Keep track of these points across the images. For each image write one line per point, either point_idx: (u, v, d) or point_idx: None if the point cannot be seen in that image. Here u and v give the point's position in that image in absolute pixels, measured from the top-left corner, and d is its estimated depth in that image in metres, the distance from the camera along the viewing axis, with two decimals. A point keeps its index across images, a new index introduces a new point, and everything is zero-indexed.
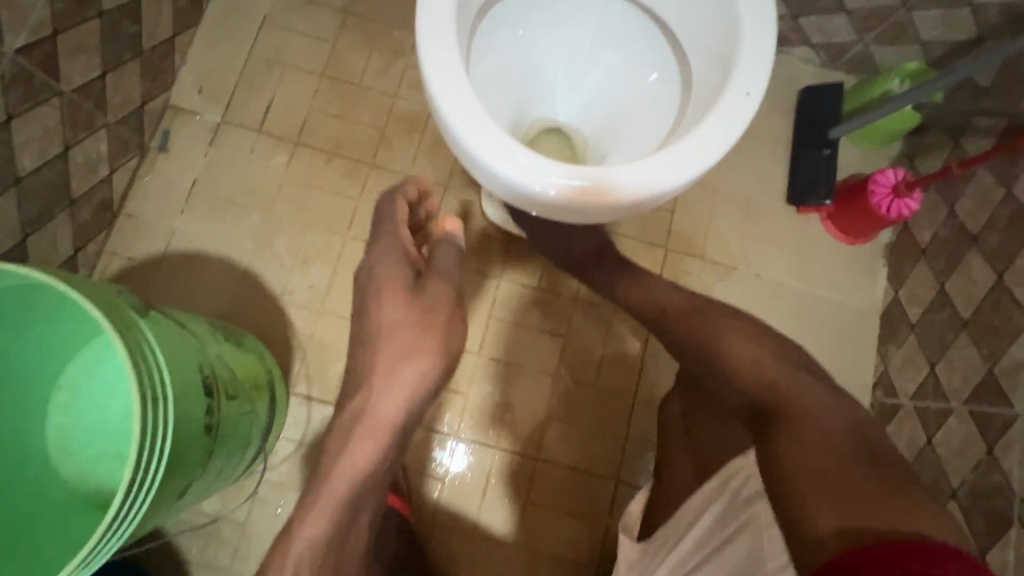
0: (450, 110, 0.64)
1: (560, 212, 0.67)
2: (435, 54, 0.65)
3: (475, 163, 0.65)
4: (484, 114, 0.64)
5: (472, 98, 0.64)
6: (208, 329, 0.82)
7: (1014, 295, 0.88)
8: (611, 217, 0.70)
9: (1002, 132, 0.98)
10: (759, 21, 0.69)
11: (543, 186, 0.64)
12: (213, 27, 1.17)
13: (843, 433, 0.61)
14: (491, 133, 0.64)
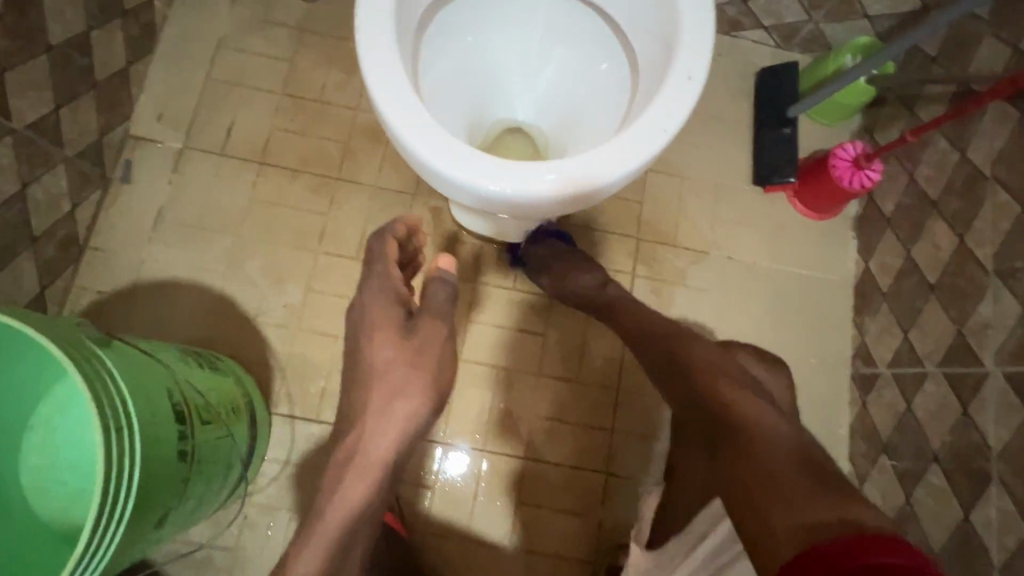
0: (402, 126, 0.64)
1: (529, 209, 0.67)
2: (381, 73, 0.65)
3: (426, 169, 0.65)
4: (430, 121, 0.64)
5: (416, 106, 0.65)
6: (179, 356, 0.81)
7: (976, 256, 0.89)
8: (581, 206, 0.70)
9: (953, 96, 0.99)
10: (697, 5, 0.70)
11: (507, 186, 0.64)
12: (168, 55, 1.17)
13: (784, 446, 0.68)
14: (446, 143, 0.64)
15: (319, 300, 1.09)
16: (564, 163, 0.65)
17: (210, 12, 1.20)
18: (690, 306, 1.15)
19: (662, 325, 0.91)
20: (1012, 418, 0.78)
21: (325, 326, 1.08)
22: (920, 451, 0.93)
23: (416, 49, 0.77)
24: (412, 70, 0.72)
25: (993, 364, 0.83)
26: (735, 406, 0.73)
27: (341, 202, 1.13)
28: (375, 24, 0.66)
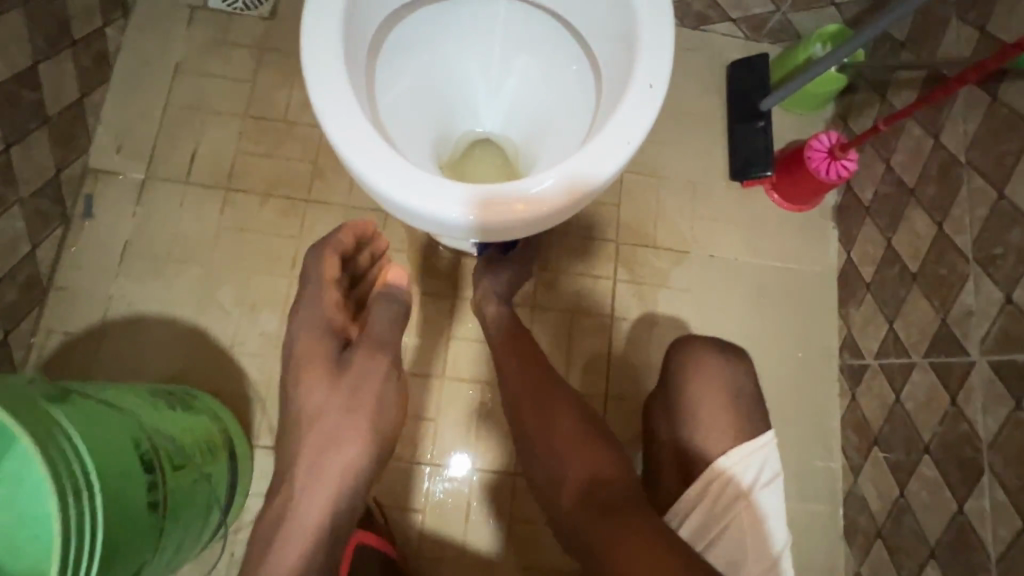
0: (365, 167, 0.62)
1: (512, 233, 0.65)
2: (335, 112, 0.62)
3: (385, 199, 0.63)
4: (385, 149, 0.62)
5: (371, 135, 0.62)
6: (148, 399, 0.79)
7: (955, 243, 0.88)
8: (563, 219, 0.68)
9: (923, 82, 0.98)
10: (655, 9, 0.68)
11: (484, 215, 0.62)
12: (125, 83, 1.14)
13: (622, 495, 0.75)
14: (413, 180, 0.62)
15: None
16: (540, 181, 0.63)
17: (166, 36, 1.16)
18: (673, 308, 1.14)
19: (517, 371, 0.88)
20: (1000, 407, 0.78)
21: None
22: (911, 442, 0.92)
23: (371, 73, 0.74)
24: (366, 100, 0.70)
25: (978, 353, 0.82)
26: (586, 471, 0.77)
27: (312, 224, 1.11)
28: (323, 57, 0.64)
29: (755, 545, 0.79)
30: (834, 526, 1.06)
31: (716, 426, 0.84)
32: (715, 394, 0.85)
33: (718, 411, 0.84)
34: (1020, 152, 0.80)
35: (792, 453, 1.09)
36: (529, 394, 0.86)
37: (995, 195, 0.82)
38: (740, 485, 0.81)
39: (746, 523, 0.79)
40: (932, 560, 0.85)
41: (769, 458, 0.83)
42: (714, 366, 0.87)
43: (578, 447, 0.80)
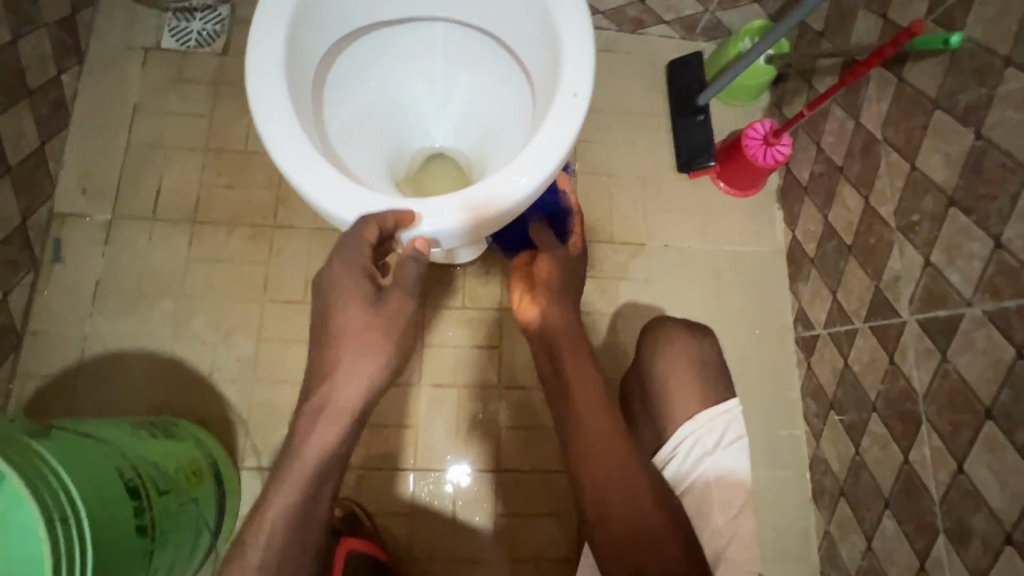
0: (320, 196, 0.66)
1: (486, 227, 0.71)
2: (284, 144, 0.66)
3: (340, 222, 0.68)
4: (334, 174, 0.67)
5: (319, 162, 0.67)
6: (130, 430, 0.81)
7: (880, 215, 0.95)
8: (510, 219, 0.74)
9: (841, 67, 1.05)
10: (573, 20, 0.73)
11: (456, 219, 0.67)
12: (85, 127, 1.16)
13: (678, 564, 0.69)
14: (372, 202, 0.67)
15: (272, 349, 1.09)
16: (504, 178, 0.69)
17: (122, 78, 1.19)
18: (635, 298, 1.19)
19: (583, 385, 0.78)
20: (930, 361, 0.84)
21: (282, 373, 1.08)
22: (861, 403, 0.98)
23: (317, 102, 0.79)
24: (314, 127, 0.74)
25: (908, 314, 0.88)
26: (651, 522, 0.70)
27: (281, 248, 1.14)
28: (267, 91, 0.67)
29: (721, 497, 0.86)
30: (803, 489, 1.12)
31: (683, 392, 0.91)
32: (684, 363, 0.92)
33: (686, 379, 0.91)
34: (924, 128, 0.86)
35: (758, 424, 1.15)
36: (588, 418, 0.76)
37: (909, 166, 0.89)
38: (707, 444, 0.88)
39: (704, 483, 0.86)
40: (888, 510, 0.91)
41: (733, 420, 0.90)
42: (681, 338, 0.95)
43: (636, 483, 0.72)
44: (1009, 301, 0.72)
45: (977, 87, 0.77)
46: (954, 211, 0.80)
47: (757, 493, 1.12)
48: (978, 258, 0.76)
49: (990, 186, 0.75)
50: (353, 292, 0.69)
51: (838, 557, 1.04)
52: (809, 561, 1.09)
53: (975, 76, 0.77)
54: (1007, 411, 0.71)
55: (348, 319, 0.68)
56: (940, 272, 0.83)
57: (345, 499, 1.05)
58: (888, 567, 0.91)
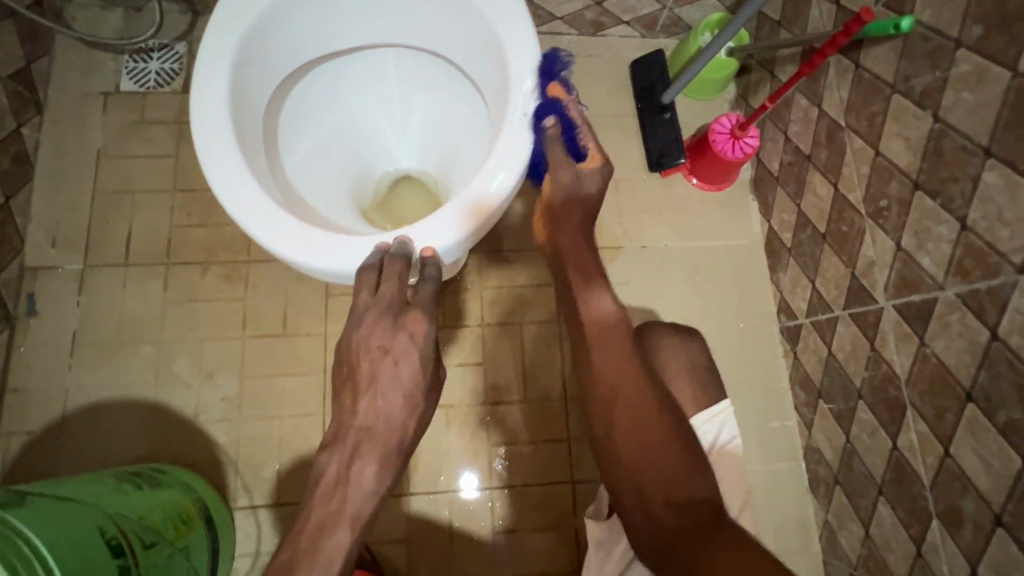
0: (275, 243, 0.65)
1: (474, 239, 0.71)
2: (235, 194, 0.66)
3: (297, 265, 0.67)
4: (286, 218, 0.66)
5: (270, 206, 0.66)
6: (112, 485, 0.81)
7: (850, 202, 0.95)
8: (475, 241, 0.73)
9: (801, 56, 1.04)
10: (517, 37, 0.73)
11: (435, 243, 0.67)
12: (50, 177, 1.16)
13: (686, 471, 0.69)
14: (334, 244, 0.66)
15: (256, 385, 1.09)
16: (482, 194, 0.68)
17: (83, 125, 1.19)
18: (617, 302, 1.19)
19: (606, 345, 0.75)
20: (909, 346, 0.83)
21: (268, 408, 1.08)
22: (847, 391, 0.98)
23: (268, 143, 0.78)
24: (267, 169, 0.74)
25: (885, 300, 0.88)
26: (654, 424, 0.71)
27: (258, 281, 1.13)
28: (213, 140, 0.67)
29: (720, 499, 0.85)
30: (799, 480, 1.12)
31: (676, 398, 0.88)
32: (678, 366, 0.90)
33: (680, 384, 0.89)
34: (885, 112, 0.85)
35: (750, 418, 1.15)
36: (618, 374, 0.74)
37: (873, 152, 0.88)
38: (702, 446, 0.87)
39: None
40: (882, 496, 0.91)
41: (726, 423, 0.88)
42: (671, 343, 0.92)
43: (666, 444, 0.70)
44: (979, 282, 0.71)
45: (931, 70, 0.76)
46: (920, 194, 0.80)
47: (753, 487, 1.12)
48: (947, 241, 0.76)
49: (952, 168, 0.74)
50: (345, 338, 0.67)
51: (838, 546, 1.03)
52: (810, 551, 1.09)
53: (928, 58, 0.77)
54: (986, 393, 0.71)
55: (404, 348, 0.65)
56: (912, 257, 0.82)
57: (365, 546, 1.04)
58: (886, 553, 0.91)
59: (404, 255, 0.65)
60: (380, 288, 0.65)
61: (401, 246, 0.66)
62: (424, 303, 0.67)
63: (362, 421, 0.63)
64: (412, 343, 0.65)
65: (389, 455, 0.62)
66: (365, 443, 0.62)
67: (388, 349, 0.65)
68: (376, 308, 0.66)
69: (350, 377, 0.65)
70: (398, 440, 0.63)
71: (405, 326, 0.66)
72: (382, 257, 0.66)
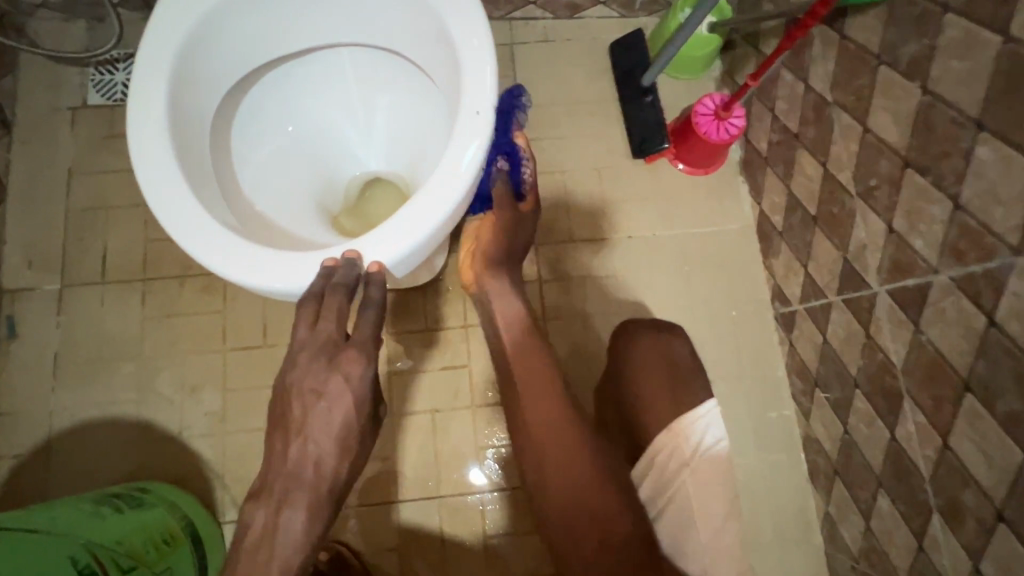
0: (221, 264, 0.63)
1: (432, 247, 0.68)
2: (177, 214, 0.63)
3: (245, 286, 0.64)
4: (230, 238, 0.64)
5: (214, 227, 0.64)
6: (89, 510, 0.80)
7: (839, 181, 0.90)
8: (432, 252, 0.70)
9: (784, 28, 0.98)
10: (467, 28, 0.69)
11: (385, 256, 0.64)
12: (23, 198, 1.14)
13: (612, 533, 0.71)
14: (283, 261, 0.64)
15: (238, 398, 1.07)
16: (437, 202, 0.64)
17: (52, 143, 1.17)
18: (604, 296, 1.15)
19: (537, 411, 0.76)
20: (903, 333, 0.79)
21: (251, 421, 1.06)
22: (844, 380, 0.94)
23: (218, 158, 0.75)
24: (215, 186, 0.71)
25: (878, 285, 0.83)
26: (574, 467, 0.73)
27: (234, 293, 1.12)
28: (151, 159, 0.64)
29: (703, 507, 0.81)
30: (798, 471, 1.09)
31: (648, 398, 0.87)
32: (653, 364, 0.89)
33: (655, 387, 0.87)
34: (872, 86, 0.80)
35: (745, 409, 1.11)
36: (551, 431, 0.75)
37: (861, 128, 0.83)
38: (683, 453, 0.83)
39: (691, 492, 0.81)
40: (881, 489, 0.87)
41: (709, 429, 0.84)
42: (645, 340, 0.92)
43: (595, 508, 0.72)
44: (974, 265, 0.66)
45: (919, 38, 0.71)
46: (910, 171, 0.75)
47: (750, 479, 1.09)
48: (939, 222, 0.71)
49: (942, 143, 0.69)
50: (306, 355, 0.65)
51: (839, 538, 1.00)
52: (811, 543, 1.06)
53: (915, 25, 0.71)
54: (985, 383, 0.66)
55: (338, 392, 0.64)
56: (904, 239, 0.77)
57: (333, 541, 1.03)
58: (888, 547, 0.87)
59: (350, 276, 0.63)
60: (318, 325, 0.64)
61: (349, 264, 0.63)
62: (363, 342, 0.66)
63: (293, 466, 0.62)
64: (348, 386, 0.64)
65: (319, 503, 0.61)
66: (292, 490, 0.61)
67: (321, 393, 0.63)
68: (311, 346, 0.65)
69: (282, 422, 0.63)
70: (329, 487, 0.62)
71: (339, 367, 0.64)
72: (325, 283, 0.63)
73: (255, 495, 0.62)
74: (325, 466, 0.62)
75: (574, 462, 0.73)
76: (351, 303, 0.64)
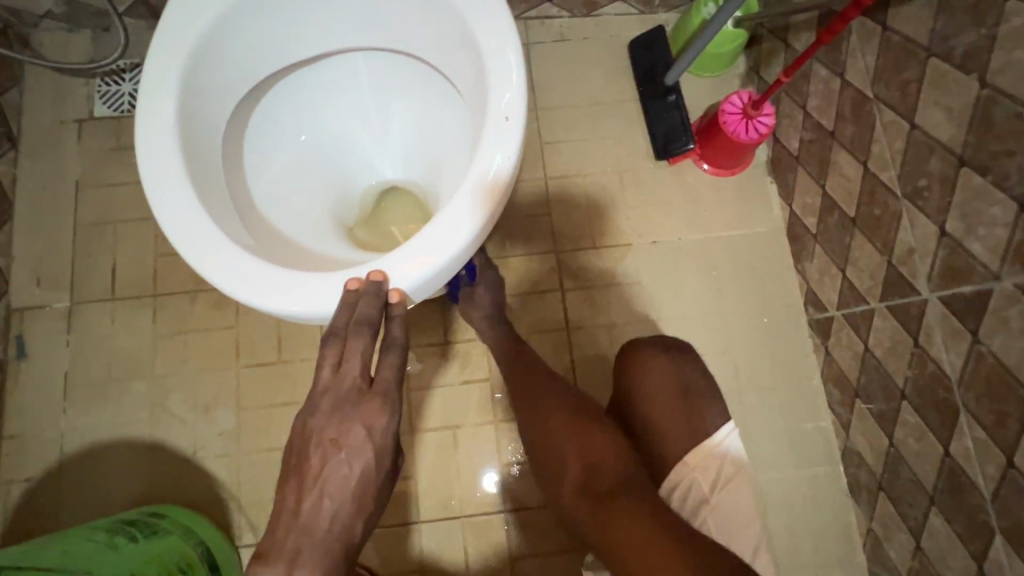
0: (237, 287, 0.59)
1: (459, 264, 0.64)
2: (188, 233, 0.60)
3: (262, 311, 0.61)
4: (246, 259, 0.60)
5: (229, 247, 0.60)
6: (102, 542, 0.77)
7: (882, 182, 0.85)
8: (458, 268, 0.66)
9: (818, 21, 0.94)
10: (493, 29, 0.65)
11: (409, 275, 0.60)
12: (31, 213, 1.12)
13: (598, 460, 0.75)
14: (305, 283, 0.60)
15: (253, 416, 1.04)
16: (465, 216, 0.60)
17: (58, 156, 1.14)
18: (628, 303, 1.11)
19: (527, 382, 0.90)
20: (959, 344, 0.74)
21: (266, 441, 1.03)
22: (889, 391, 0.89)
23: (230, 172, 0.72)
24: (229, 204, 0.68)
25: (928, 291, 0.78)
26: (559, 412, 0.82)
27: (247, 307, 1.08)
28: (161, 176, 0.61)
29: (731, 548, 0.77)
30: (838, 485, 1.04)
31: (669, 431, 0.81)
32: (663, 390, 0.83)
33: (671, 413, 0.82)
34: (920, 80, 0.75)
35: (780, 420, 1.07)
36: (542, 391, 0.87)
37: (908, 125, 0.78)
38: (701, 489, 0.79)
39: (716, 528, 0.77)
40: (934, 507, 0.82)
41: (728, 454, 0.80)
42: (660, 363, 0.85)
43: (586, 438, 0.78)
44: None
45: (976, 27, 0.66)
46: (966, 171, 0.70)
47: (787, 495, 1.04)
48: (1001, 225, 0.66)
49: (1005, 141, 0.64)
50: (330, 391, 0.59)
51: (885, 557, 0.95)
52: (854, 561, 1.01)
53: (972, 14, 0.66)
54: None
55: (359, 443, 0.57)
56: (959, 243, 0.72)
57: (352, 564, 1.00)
58: (942, 569, 0.82)
59: (374, 307, 0.59)
60: (343, 366, 0.60)
61: (375, 287, 0.59)
62: (386, 383, 0.60)
63: (306, 522, 0.55)
64: (370, 436, 0.58)
65: (333, 567, 0.54)
66: (303, 550, 0.54)
67: (340, 442, 0.57)
68: (333, 391, 0.59)
69: (296, 472, 0.57)
70: (343, 547, 0.55)
71: (360, 414, 0.58)
72: (349, 318, 0.59)
73: (260, 557, 0.54)
74: (340, 521, 0.56)
75: (562, 407, 0.83)
76: (374, 344, 0.60)
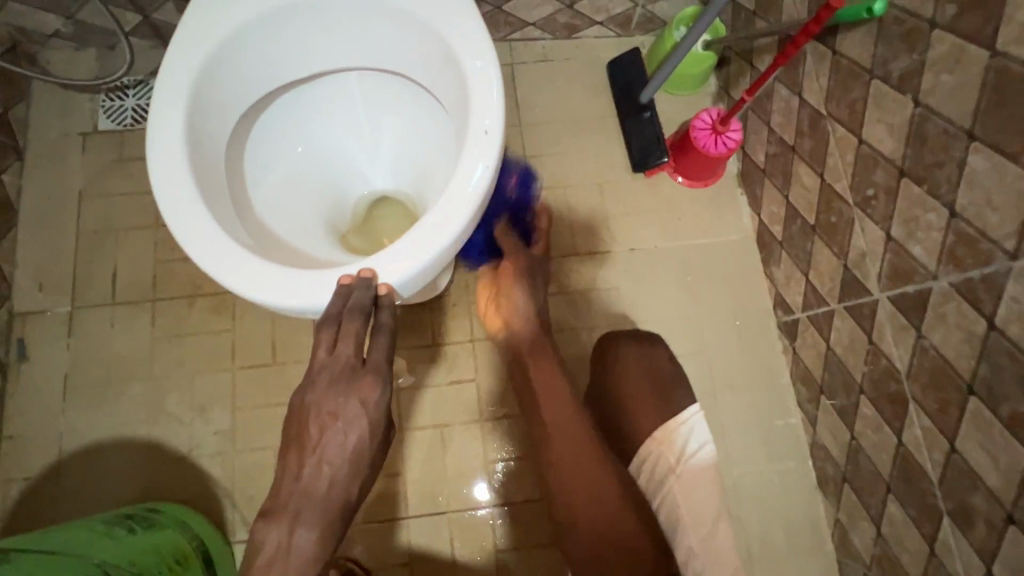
0: (238, 284, 0.64)
1: (443, 263, 0.69)
2: (193, 235, 0.65)
3: (261, 305, 0.66)
4: (248, 258, 0.65)
5: (232, 248, 0.65)
6: (102, 531, 0.81)
7: (837, 191, 0.92)
8: (443, 268, 0.71)
9: (777, 45, 1.02)
10: (475, 51, 0.71)
11: (397, 273, 0.66)
12: (34, 222, 1.16)
13: (630, 540, 0.74)
14: (301, 278, 0.65)
15: (248, 417, 1.08)
16: (449, 220, 0.66)
17: (62, 167, 1.19)
18: (607, 308, 1.17)
19: (552, 417, 0.81)
20: (906, 339, 0.80)
21: (260, 439, 1.07)
22: (849, 387, 0.95)
23: (232, 181, 0.77)
24: (231, 209, 0.73)
25: (879, 291, 0.85)
26: (588, 470, 0.77)
27: (243, 311, 1.13)
28: (170, 183, 0.66)
29: (692, 514, 0.84)
30: (807, 478, 1.09)
31: (637, 409, 0.87)
32: (634, 375, 0.90)
33: (638, 395, 0.88)
34: (865, 99, 0.83)
35: (752, 417, 1.12)
36: (564, 431, 0.79)
37: (856, 140, 0.86)
38: (668, 462, 0.85)
39: (678, 497, 0.84)
40: (891, 494, 0.88)
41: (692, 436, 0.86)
42: (628, 350, 0.93)
43: (615, 511, 0.75)
44: (972, 270, 0.68)
45: (909, 53, 0.74)
46: (906, 181, 0.77)
47: (759, 488, 1.09)
48: (936, 229, 0.73)
49: (936, 153, 0.71)
50: (329, 369, 0.66)
51: (850, 545, 1.00)
52: (823, 551, 1.06)
53: (905, 41, 0.74)
54: (988, 386, 0.68)
55: (355, 413, 0.64)
56: (903, 246, 0.79)
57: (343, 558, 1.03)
58: (899, 552, 0.87)
59: (366, 299, 0.64)
60: (338, 347, 0.66)
61: (365, 283, 0.64)
62: (377, 364, 0.67)
63: (306, 484, 0.62)
64: (363, 408, 0.65)
65: (328, 522, 0.62)
66: (303, 510, 0.61)
67: (338, 414, 0.64)
68: (331, 369, 0.66)
69: (296, 444, 0.64)
70: (341, 506, 0.63)
71: (356, 390, 0.65)
72: (341, 307, 0.64)
73: (264, 513, 0.62)
74: (337, 484, 0.63)
75: (591, 462, 0.77)
76: (365, 330, 0.66)
